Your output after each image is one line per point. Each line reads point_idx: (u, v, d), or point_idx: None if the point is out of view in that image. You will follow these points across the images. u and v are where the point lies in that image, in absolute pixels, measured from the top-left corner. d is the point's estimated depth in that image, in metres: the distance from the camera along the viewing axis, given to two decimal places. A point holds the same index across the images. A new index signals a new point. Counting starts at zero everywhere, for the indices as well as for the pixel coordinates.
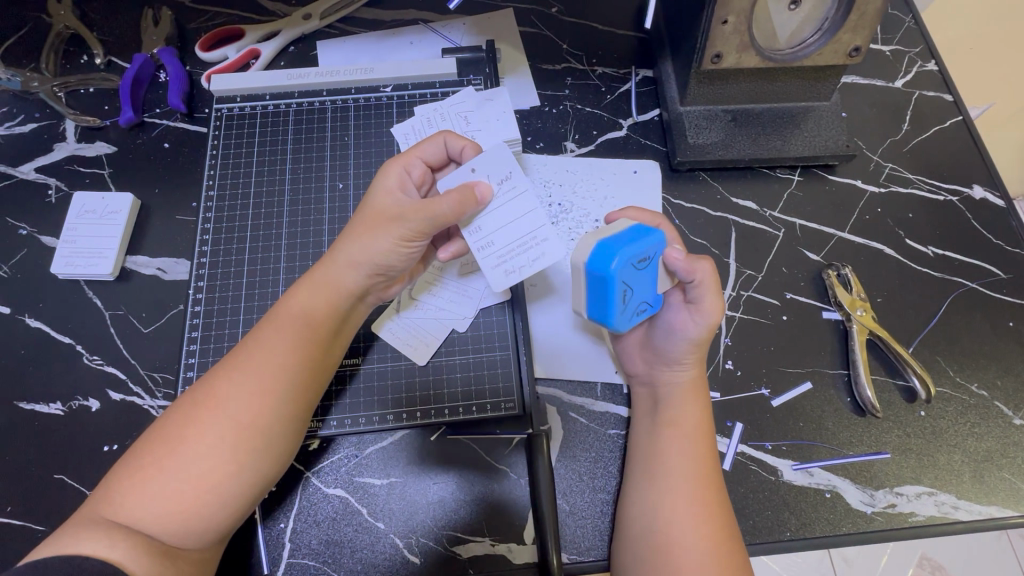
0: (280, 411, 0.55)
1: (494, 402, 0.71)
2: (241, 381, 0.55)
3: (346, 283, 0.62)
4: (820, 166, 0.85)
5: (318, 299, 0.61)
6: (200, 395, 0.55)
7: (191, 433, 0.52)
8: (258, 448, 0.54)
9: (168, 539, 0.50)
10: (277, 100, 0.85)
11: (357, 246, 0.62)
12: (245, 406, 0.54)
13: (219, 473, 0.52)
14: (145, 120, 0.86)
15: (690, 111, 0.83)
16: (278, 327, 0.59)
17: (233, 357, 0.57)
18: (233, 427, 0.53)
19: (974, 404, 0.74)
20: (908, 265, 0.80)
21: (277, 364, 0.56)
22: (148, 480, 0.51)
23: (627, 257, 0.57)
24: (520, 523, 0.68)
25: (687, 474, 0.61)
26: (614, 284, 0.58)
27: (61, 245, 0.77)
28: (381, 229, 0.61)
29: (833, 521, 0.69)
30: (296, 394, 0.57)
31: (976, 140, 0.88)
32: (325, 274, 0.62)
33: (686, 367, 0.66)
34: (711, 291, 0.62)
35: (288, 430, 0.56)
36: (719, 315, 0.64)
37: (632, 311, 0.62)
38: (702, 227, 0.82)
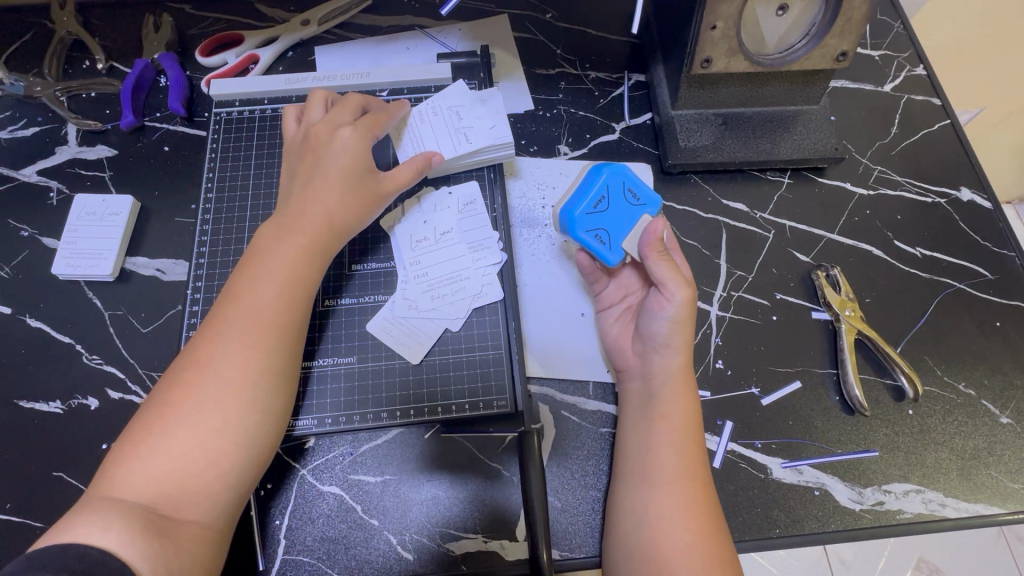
0: (264, 367, 0.58)
1: (486, 401, 0.72)
2: (226, 341, 0.58)
3: (330, 244, 0.68)
4: (810, 169, 0.86)
5: (297, 256, 0.64)
6: (189, 357, 0.58)
7: (181, 394, 0.55)
8: (247, 399, 0.56)
9: (167, 503, 0.51)
10: (275, 105, 0.86)
11: (331, 205, 0.67)
12: (232, 362, 0.57)
13: (209, 430, 0.54)
14: (145, 124, 0.87)
15: (681, 115, 0.84)
16: (257, 284, 0.62)
17: (216, 320, 0.60)
18: (221, 382, 0.56)
19: (961, 403, 0.74)
20: (896, 267, 0.82)
21: (260, 319, 0.59)
22: (144, 448, 0.53)
23: (625, 179, 0.69)
24: (513, 520, 0.69)
25: (681, 469, 0.61)
26: (598, 183, 0.69)
27: (61, 246, 0.79)
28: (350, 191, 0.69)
29: (822, 518, 0.70)
30: (279, 349, 0.59)
31: (963, 143, 0.89)
32: (304, 233, 0.65)
33: (673, 351, 0.66)
34: (671, 269, 0.65)
35: (275, 387, 0.58)
36: (686, 296, 0.65)
37: (591, 225, 0.69)
38: (693, 229, 0.83)
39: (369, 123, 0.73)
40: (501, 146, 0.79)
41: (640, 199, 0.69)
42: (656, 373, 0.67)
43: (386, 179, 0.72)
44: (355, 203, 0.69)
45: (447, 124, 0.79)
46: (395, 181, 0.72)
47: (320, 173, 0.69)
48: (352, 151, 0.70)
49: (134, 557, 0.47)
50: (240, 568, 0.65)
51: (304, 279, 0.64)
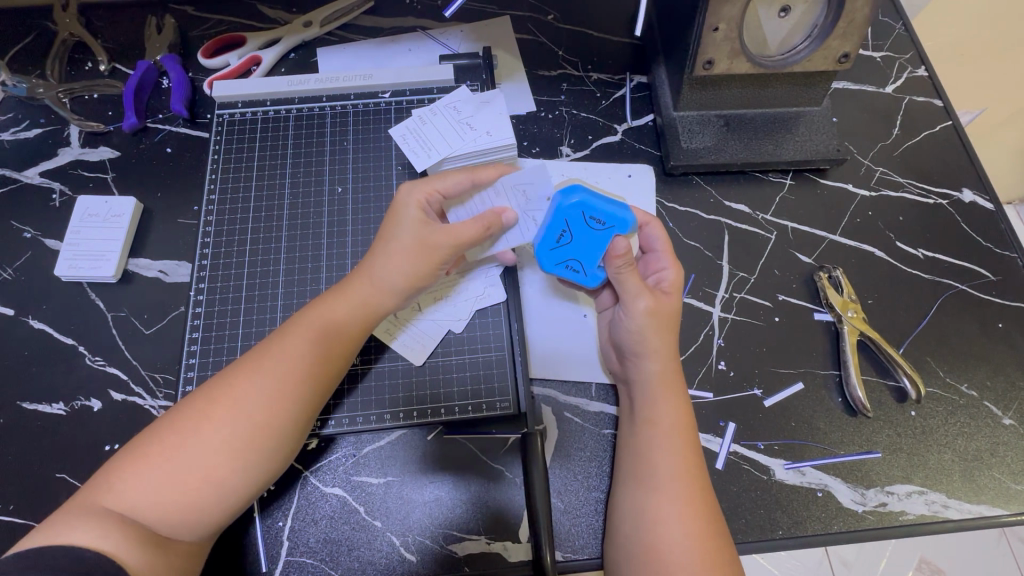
0: (295, 418, 0.57)
1: (489, 402, 0.72)
2: (262, 382, 0.56)
3: (380, 302, 0.65)
4: (812, 170, 0.86)
5: (350, 314, 0.63)
6: (218, 389, 0.56)
7: (207, 425, 0.54)
8: (270, 445, 0.55)
9: (161, 528, 0.51)
10: (277, 106, 0.86)
11: (386, 266, 0.64)
12: (264, 407, 0.55)
13: (226, 466, 0.53)
14: (148, 126, 0.88)
15: (683, 116, 0.84)
16: (306, 332, 0.60)
17: (256, 358, 0.59)
18: (251, 426, 0.55)
19: (964, 404, 0.75)
20: (898, 268, 0.82)
21: (295, 368, 0.58)
22: (153, 469, 0.52)
23: (583, 206, 0.65)
24: (515, 521, 0.69)
25: (675, 474, 0.61)
26: (558, 217, 0.66)
27: (64, 248, 0.79)
28: (413, 257, 0.64)
29: (825, 520, 0.70)
30: (313, 401, 0.59)
31: (965, 144, 0.89)
32: (356, 290, 0.64)
33: (652, 362, 0.65)
34: (630, 282, 0.65)
35: (297, 436, 0.58)
36: (647, 306, 0.65)
37: (559, 259, 0.70)
38: (695, 230, 0.83)
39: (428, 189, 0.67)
40: (505, 150, 0.81)
41: (607, 223, 0.66)
42: (637, 380, 0.67)
43: (444, 233, 0.65)
44: (408, 260, 0.64)
45: (454, 126, 0.81)
46: (453, 236, 0.65)
47: (386, 235, 0.66)
48: (417, 214, 0.66)
49: (133, 563, 0.48)
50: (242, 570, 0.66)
51: (346, 332, 0.62)
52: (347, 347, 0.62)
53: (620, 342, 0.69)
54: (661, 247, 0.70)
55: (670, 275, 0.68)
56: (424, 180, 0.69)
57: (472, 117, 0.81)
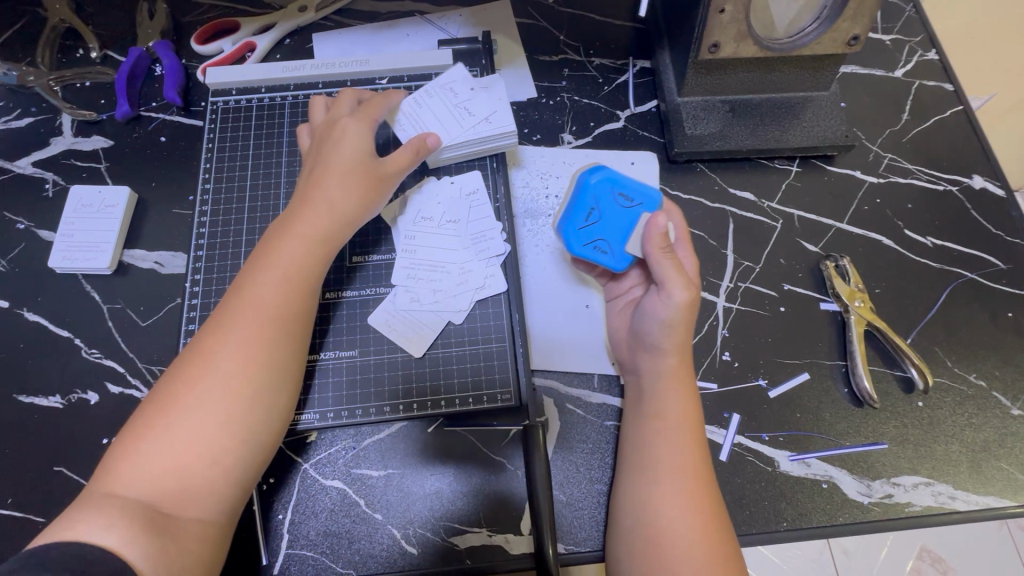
0: (271, 364, 0.57)
1: (490, 393, 0.71)
2: (233, 335, 0.57)
3: (341, 236, 0.67)
4: (818, 156, 0.85)
5: (311, 253, 0.64)
6: (194, 351, 0.56)
7: (188, 389, 0.54)
8: (253, 396, 0.55)
9: (164, 507, 0.50)
10: (273, 93, 0.84)
11: (338, 196, 0.67)
12: (238, 356, 0.56)
13: (212, 426, 0.53)
14: (141, 114, 0.86)
15: (688, 102, 0.82)
16: (263, 276, 0.61)
17: (223, 313, 0.58)
18: (227, 378, 0.55)
19: (972, 395, 0.73)
20: (906, 256, 0.80)
21: (268, 314, 0.58)
22: (145, 445, 0.51)
23: (613, 184, 0.69)
24: (517, 513, 0.68)
25: (682, 467, 0.60)
26: (586, 194, 0.70)
27: (58, 239, 0.77)
28: (357, 180, 0.68)
29: (830, 512, 0.69)
30: (286, 344, 0.59)
31: (976, 130, 0.87)
32: (316, 227, 0.65)
33: (666, 354, 0.65)
34: (672, 269, 0.63)
35: (280, 386, 0.58)
36: (687, 294, 0.63)
37: (588, 238, 0.69)
38: (699, 218, 0.82)
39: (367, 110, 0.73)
40: (504, 135, 0.77)
41: (633, 199, 0.69)
42: (650, 372, 0.66)
43: (387, 163, 0.70)
44: (362, 191, 0.68)
45: (449, 110, 0.78)
46: (400, 164, 0.71)
47: (326, 164, 0.68)
48: (357, 148, 0.69)
49: (134, 555, 0.46)
50: (242, 562, 0.65)
51: (307, 275, 0.63)
52: (311, 287, 0.63)
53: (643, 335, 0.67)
54: (680, 235, 0.68)
55: (691, 262, 0.67)
56: (355, 111, 0.73)
57: (469, 101, 0.78)
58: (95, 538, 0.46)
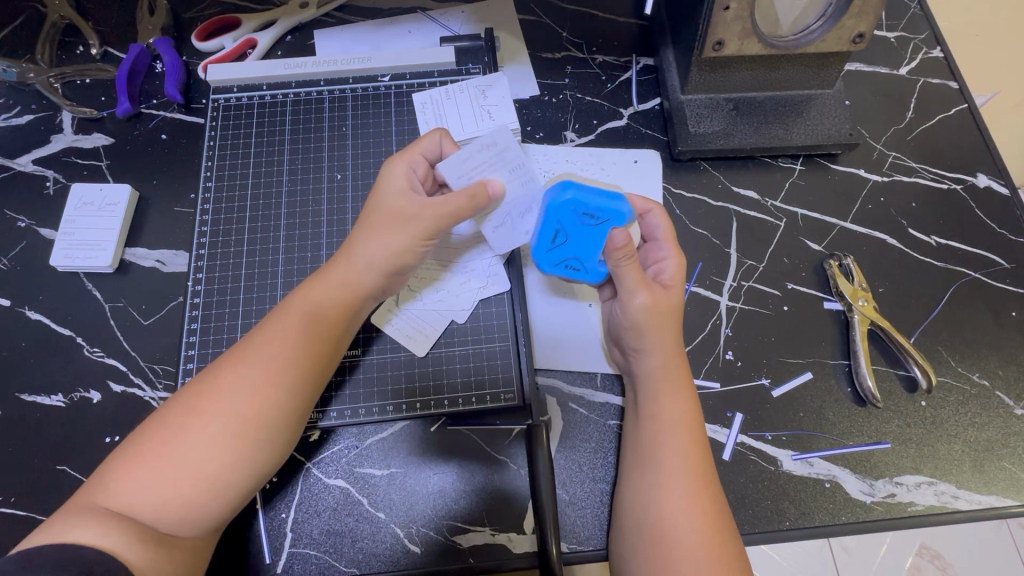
0: (283, 409, 0.56)
1: (494, 393, 0.71)
2: (247, 376, 0.55)
3: (365, 284, 0.64)
4: (822, 155, 0.84)
5: (335, 302, 0.62)
6: (207, 381, 0.55)
7: (194, 422, 0.53)
8: (260, 437, 0.54)
9: (164, 526, 0.51)
10: (274, 90, 0.84)
11: (372, 248, 0.64)
12: (251, 399, 0.54)
13: (216, 461, 0.52)
14: (142, 112, 0.86)
15: (691, 100, 0.82)
16: (285, 319, 0.59)
17: (241, 348, 0.57)
18: (238, 419, 0.53)
19: (975, 394, 0.73)
20: (910, 255, 0.80)
21: (285, 360, 0.57)
22: (149, 465, 0.51)
23: (574, 204, 0.65)
24: (520, 512, 0.68)
25: (680, 466, 0.60)
26: (551, 215, 0.66)
27: (59, 238, 0.77)
28: (394, 229, 0.64)
29: (832, 511, 0.69)
30: (301, 390, 0.57)
31: (980, 127, 0.87)
32: (342, 275, 0.63)
33: (654, 355, 0.65)
34: (631, 279, 0.63)
35: (287, 429, 0.56)
36: (647, 300, 0.64)
37: (558, 259, 0.69)
38: (702, 217, 0.82)
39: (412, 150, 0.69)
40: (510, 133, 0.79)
41: (601, 216, 0.66)
42: (642, 373, 0.66)
43: (424, 207, 0.64)
44: (389, 240, 0.63)
45: (472, 112, 0.81)
46: (433, 209, 0.63)
47: (369, 215, 0.66)
48: (396, 191, 0.65)
49: (133, 557, 0.47)
50: (245, 561, 0.65)
51: (327, 322, 0.60)
52: (330, 336, 0.60)
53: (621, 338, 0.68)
54: (662, 235, 0.68)
55: (670, 266, 0.67)
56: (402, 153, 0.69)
57: (494, 106, 0.81)
58: (89, 541, 0.47)
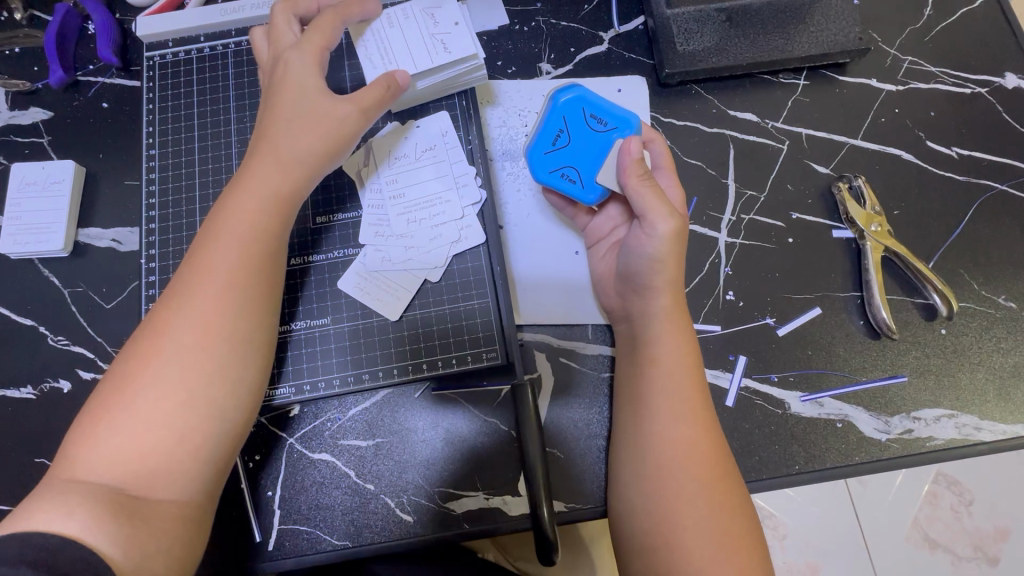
0: (234, 330, 0.52)
1: (475, 353, 0.66)
2: (186, 307, 0.51)
3: (296, 192, 0.59)
4: (829, 66, 0.75)
5: (262, 211, 0.56)
6: (148, 326, 0.51)
7: (142, 368, 0.49)
8: (215, 366, 0.51)
9: (129, 487, 0.46)
10: (213, 42, 0.76)
11: (298, 148, 0.59)
12: (191, 322, 0.51)
13: (174, 400, 0.49)
14: (79, 79, 0.78)
15: (678, 14, 0.73)
16: (211, 240, 0.54)
17: (175, 284, 0.53)
18: (184, 346, 0.50)
19: (1001, 318, 0.68)
20: (929, 171, 0.72)
21: (226, 283, 0.53)
22: (101, 424, 0.48)
23: (585, 103, 0.63)
24: (514, 474, 0.65)
25: (682, 413, 0.56)
26: (555, 116, 0.63)
27: (6, 223, 0.72)
28: (313, 128, 0.59)
29: (845, 452, 0.65)
30: (247, 308, 0.53)
31: (1009, 20, 0.77)
32: (264, 183, 0.57)
33: (657, 293, 0.60)
34: (652, 199, 0.58)
35: (241, 351, 0.52)
36: (671, 226, 0.58)
37: (554, 166, 0.64)
38: (696, 147, 0.74)
39: (316, 38, 0.62)
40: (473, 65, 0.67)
41: (607, 122, 0.63)
42: (641, 314, 0.61)
43: (345, 103, 0.60)
44: (318, 141, 0.59)
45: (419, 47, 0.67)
46: (356, 103, 0.60)
47: (282, 113, 0.59)
48: (311, 92, 0.60)
49: (96, 542, 0.43)
50: (234, 541, 0.63)
51: (259, 230, 0.56)
52: (267, 246, 0.56)
53: (627, 273, 0.62)
54: (663, 164, 0.63)
55: (675, 194, 0.63)
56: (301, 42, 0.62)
57: (448, 35, 0.67)
58: (52, 527, 0.43)
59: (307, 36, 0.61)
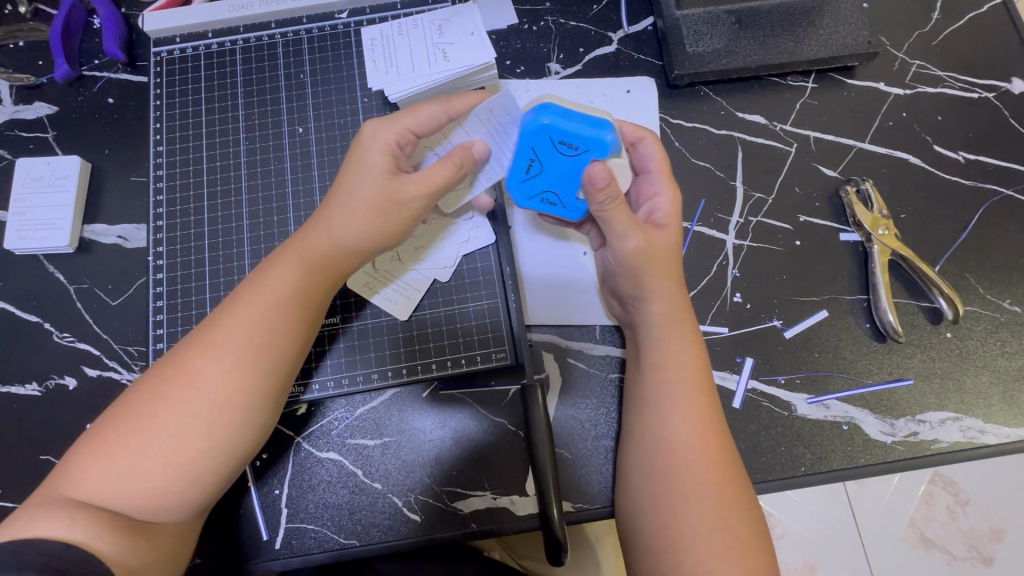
0: (262, 389, 0.51)
1: (484, 353, 0.66)
2: (218, 359, 0.50)
3: (341, 259, 0.57)
4: (837, 69, 0.75)
5: (302, 272, 0.55)
6: (174, 366, 0.50)
7: (162, 409, 0.49)
8: (235, 422, 0.50)
9: (139, 515, 0.47)
10: (220, 38, 0.75)
11: (344, 215, 0.56)
12: (224, 385, 0.50)
13: (191, 449, 0.48)
14: (85, 74, 0.78)
15: (687, 16, 0.73)
16: (252, 297, 0.53)
17: (208, 329, 0.52)
18: (210, 403, 0.49)
19: (1005, 322, 0.68)
20: (935, 175, 0.72)
21: (261, 340, 0.51)
22: (116, 455, 0.47)
23: (551, 129, 0.54)
24: (521, 475, 0.65)
25: (688, 417, 0.56)
26: (523, 145, 0.56)
27: (10, 218, 0.72)
28: (377, 209, 0.55)
29: (850, 454, 0.65)
30: (276, 370, 0.52)
31: (1016, 25, 0.77)
32: (313, 247, 0.56)
33: (654, 301, 0.59)
34: (615, 225, 0.57)
35: (264, 415, 0.52)
36: (635, 247, 0.58)
37: (532, 193, 0.60)
38: (704, 148, 0.74)
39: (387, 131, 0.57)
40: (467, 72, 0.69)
41: (578, 145, 0.55)
42: (642, 320, 0.61)
43: (413, 184, 0.56)
44: (370, 218, 0.55)
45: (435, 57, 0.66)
46: (424, 187, 0.56)
47: (344, 181, 0.57)
48: (377, 164, 0.56)
49: (103, 547, 0.44)
50: (240, 540, 0.63)
51: (301, 296, 0.54)
52: (305, 311, 0.54)
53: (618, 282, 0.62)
54: (656, 169, 0.62)
55: (663, 203, 0.60)
56: (391, 116, 0.59)
57: (450, 44, 0.70)
58: (56, 533, 0.44)
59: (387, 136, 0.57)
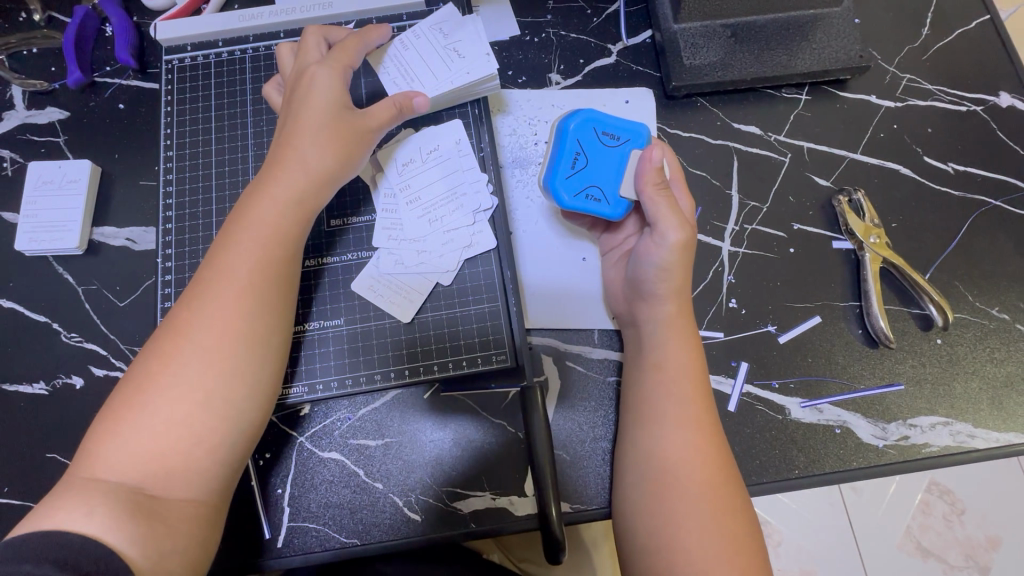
0: (249, 329, 0.53)
1: (485, 355, 0.67)
2: (205, 309, 0.52)
3: (314, 196, 0.60)
4: (831, 82, 0.78)
5: (274, 215, 0.57)
6: (169, 327, 0.52)
7: (163, 367, 0.50)
8: (231, 369, 0.51)
9: (151, 489, 0.47)
10: (230, 47, 0.77)
11: (312, 156, 0.59)
12: (217, 330, 0.52)
13: (192, 399, 0.50)
14: (97, 81, 0.80)
15: (685, 29, 0.75)
16: (230, 244, 0.55)
17: (195, 285, 0.54)
18: (206, 351, 0.51)
19: (994, 329, 0.70)
20: (926, 186, 0.74)
21: (243, 283, 0.54)
22: (123, 424, 0.48)
23: (596, 122, 0.65)
24: (520, 475, 0.66)
25: (685, 418, 0.57)
26: (568, 141, 0.65)
27: (21, 220, 0.73)
28: (332, 139, 0.60)
29: (843, 457, 0.67)
30: (262, 311, 0.54)
31: (1004, 41, 0.79)
32: (285, 194, 0.58)
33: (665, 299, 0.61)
34: (666, 210, 0.60)
35: (258, 356, 0.53)
36: (681, 237, 0.60)
37: (580, 189, 0.65)
38: (701, 158, 0.76)
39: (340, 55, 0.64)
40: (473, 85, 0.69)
41: (619, 137, 0.66)
42: (646, 321, 0.63)
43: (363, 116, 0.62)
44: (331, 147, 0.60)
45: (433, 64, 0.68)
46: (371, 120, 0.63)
47: (300, 121, 0.60)
48: (328, 98, 0.61)
49: (117, 541, 0.44)
50: (244, 538, 0.64)
51: (279, 237, 0.57)
52: (283, 251, 0.57)
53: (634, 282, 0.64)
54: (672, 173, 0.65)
55: (682, 202, 0.65)
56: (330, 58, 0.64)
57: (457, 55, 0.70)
58: (75, 525, 0.44)
59: (333, 58, 0.63)
